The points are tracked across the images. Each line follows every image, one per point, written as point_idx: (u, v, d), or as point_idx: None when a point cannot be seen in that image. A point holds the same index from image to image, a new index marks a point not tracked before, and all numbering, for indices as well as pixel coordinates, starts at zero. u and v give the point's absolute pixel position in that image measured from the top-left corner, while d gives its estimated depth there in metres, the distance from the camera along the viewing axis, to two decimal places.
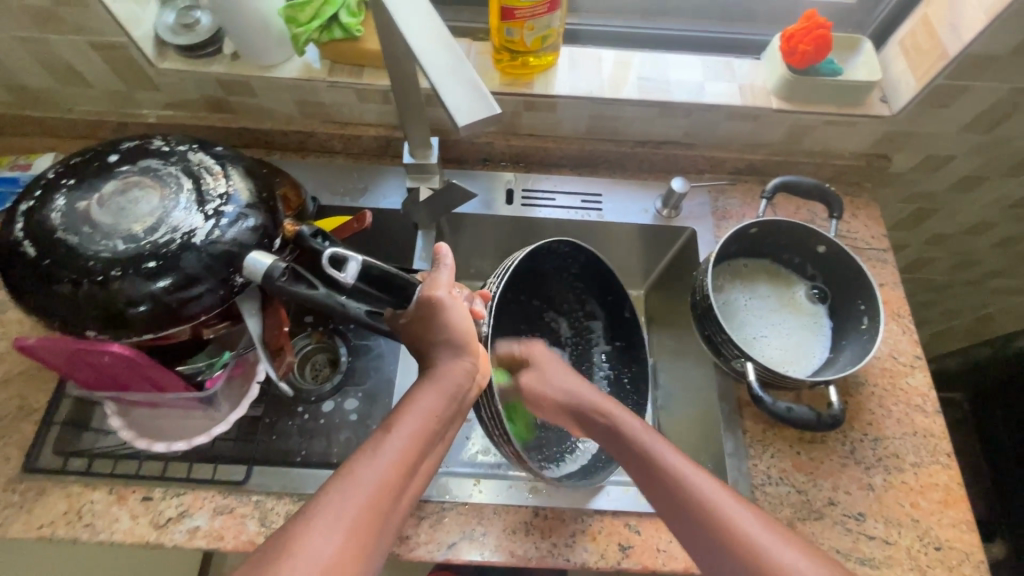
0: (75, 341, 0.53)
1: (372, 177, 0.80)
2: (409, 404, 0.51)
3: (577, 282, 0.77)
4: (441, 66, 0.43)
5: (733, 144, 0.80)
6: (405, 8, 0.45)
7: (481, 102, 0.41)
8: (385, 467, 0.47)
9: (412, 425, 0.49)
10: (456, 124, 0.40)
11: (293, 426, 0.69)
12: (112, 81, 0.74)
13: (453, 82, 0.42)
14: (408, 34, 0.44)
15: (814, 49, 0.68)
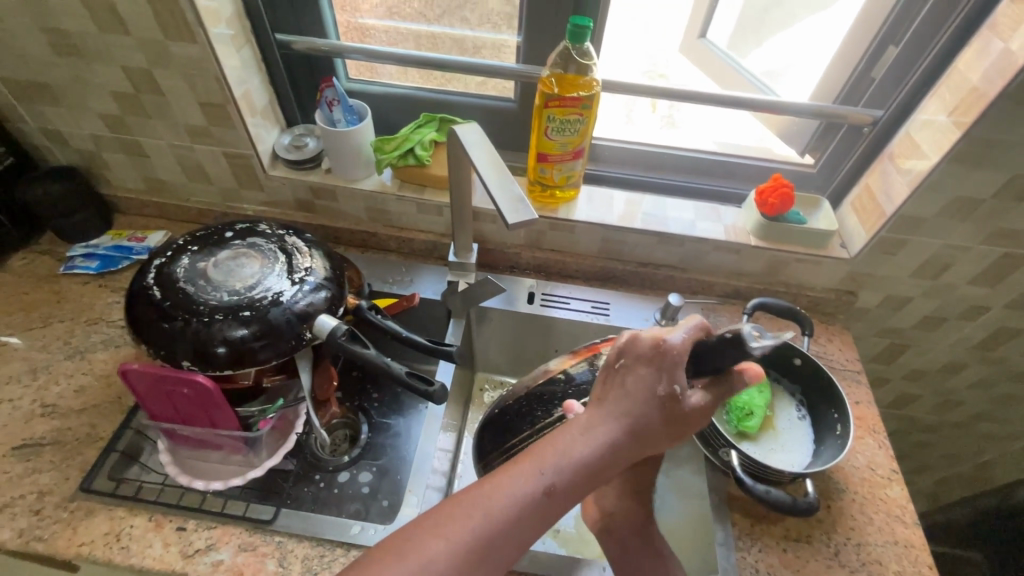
0: (168, 370, 0.65)
1: (417, 272, 0.96)
2: (562, 450, 0.51)
3: None
4: (498, 185, 0.59)
5: (723, 272, 0.95)
6: (476, 148, 0.64)
7: (523, 211, 0.56)
8: (524, 503, 0.48)
9: (560, 478, 0.49)
10: (506, 222, 0.55)
11: (307, 493, 0.75)
12: (229, 182, 0.94)
13: (507, 195, 0.58)
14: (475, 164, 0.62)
15: (781, 202, 0.86)
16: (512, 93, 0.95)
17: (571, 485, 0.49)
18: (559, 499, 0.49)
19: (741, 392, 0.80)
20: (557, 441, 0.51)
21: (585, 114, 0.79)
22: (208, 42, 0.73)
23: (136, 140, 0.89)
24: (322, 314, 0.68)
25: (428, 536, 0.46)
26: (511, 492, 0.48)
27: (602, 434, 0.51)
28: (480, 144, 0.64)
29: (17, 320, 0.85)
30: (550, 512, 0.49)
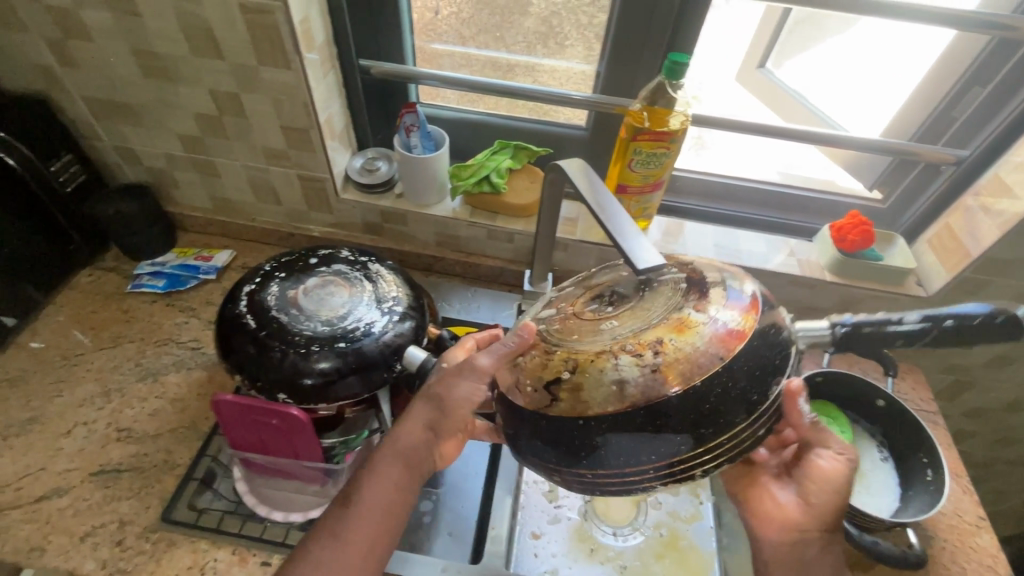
0: (255, 402, 0.64)
1: (484, 298, 0.97)
2: (369, 474, 0.55)
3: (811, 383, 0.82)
4: (620, 223, 0.56)
5: (793, 306, 0.95)
6: (586, 184, 0.62)
7: (650, 252, 0.52)
8: (349, 535, 0.53)
9: (367, 499, 0.54)
10: (637, 269, 0.50)
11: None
12: (299, 203, 0.94)
13: (629, 234, 0.54)
14: (591, 199, 0.59)
15: (861, 239, 0.85)
16: (584, 121, 0.95)
17: (377, 499, 0.54)
18: (375, 514, 0.54)
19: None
20: (362, 467, 0.56)
21: (672, 148, 0.79)
22: (301, 68, 0.73)
23: (210, 160, 0.89)
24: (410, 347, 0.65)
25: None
26: (335, 530, 0.53)
27: (399, 445, 0.56)
28: (593, 181, 0.62)
29: (89, 340, 0.85)
30: (377, 529, 0.54)
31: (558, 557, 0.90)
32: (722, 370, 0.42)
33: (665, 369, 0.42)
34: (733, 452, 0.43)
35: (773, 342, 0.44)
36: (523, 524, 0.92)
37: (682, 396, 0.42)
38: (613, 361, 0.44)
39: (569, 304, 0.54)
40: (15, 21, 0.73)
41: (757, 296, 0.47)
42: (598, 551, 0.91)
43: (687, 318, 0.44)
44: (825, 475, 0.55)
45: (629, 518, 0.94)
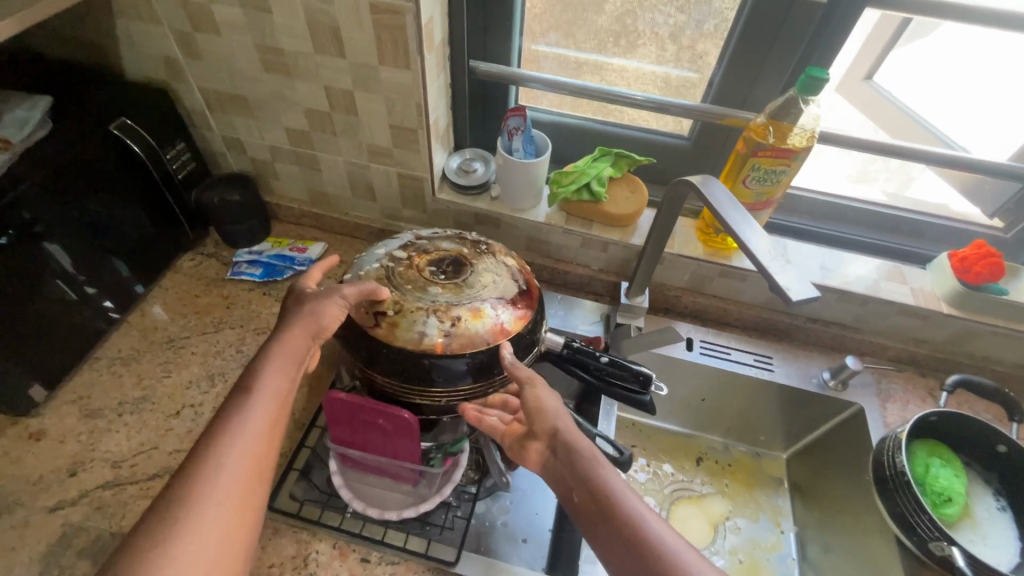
0: (367, 402, 0.65)
1: (572, 305, 0.95)
2: (266, 369, 0.52)
3: (929, 428, 0.77)
4: (766, 255, 0.55)
5: (899, 336, 0.90)
6: (723, 206, 0.60)
7: (804, 288, 0.53)
8: (261, 422, 0.49)
9: (272, 389, 0.51)
10: (788, 301, 0.52)
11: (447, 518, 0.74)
12: (394, 200, 0.94)
13: (778, 268, 0.54)
14: (731, 226, 0.58)
15: (988, 271, 0.80)
16: (686, 130, 0.92)
17: (280, 390, 0.52)
18: (279, 403, 0.51)
19: (940, 477, 0.73)
20: (251, 366, 0.52)
21: (791, 166, 0.75)
22: (420, 68, 0.73)
23: (314, 155, 0.90)
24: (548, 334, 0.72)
25: (192, 487, 0.44)
26: (246, 418, 0.49)
27: (286, 346, 0.55)
28: (729, 203, 0.61)
29: (192, 323, 0.88)
30: (276, 424, 0.51)
31: None
32: (485, 350, 0.63)
33: (454, 339, 0.62)
34: (472, 396, 0.66)
35: (523, 344, 0.67)
36: None
37: (454, 358, 0.62)
38: (424, 317, 0.62)
39: (416, 255, 0.71)
40: (150, 14, 0.76)
41: (533, 309, 0.69)
42: None
43: (483, 309, 0.64)
44: (554, 404, 0.60)
45: (706, 541, 0.92)
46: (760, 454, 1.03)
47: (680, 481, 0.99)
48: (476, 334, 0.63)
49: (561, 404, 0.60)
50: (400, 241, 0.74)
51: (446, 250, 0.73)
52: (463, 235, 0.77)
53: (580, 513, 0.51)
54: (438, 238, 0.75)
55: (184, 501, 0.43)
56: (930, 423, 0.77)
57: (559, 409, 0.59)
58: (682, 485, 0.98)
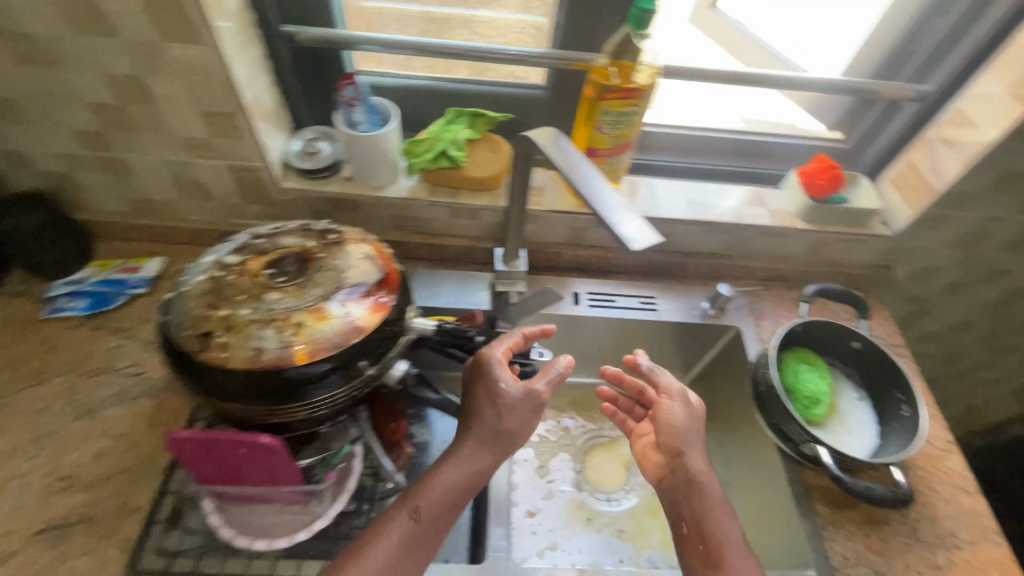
0: (216, 433, 0.57)
1: (454, 280, 0.90)
2: (428, 488, 0.61)
3: (797, 337, 0.83)
4: (607, 205, 0.53)
5: (765, 256, 0.95)
6: (565, 160, 0.57)
7: (646, 233, 0.50)
8: (402, 538, 0.58)
9: (432, 506, 0.60)
10: (629, 249, 0.48)
11: (358, 526, 0.69)
12: (233, 196, 0.83)
13: (619, 216, 0.52)
14: (573, 181, 0.55)
15: (829, 184, 0.85)
16: (542, 79, 0.88)
17: (440, 507, 0.60)
18: (432, 520, 0.60)
19: (810, 381, 0.79)
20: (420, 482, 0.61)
21: (641, 105, 0.74)
22: (215, 41, 0.62)
23: (120, 158, 0.77)
24: (419, 318, 0.68)
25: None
26: (394, 531, 0.58)
27: (460, 461, 0.63)
28: (571, 156, 0.58)
29: (6, 379, 0.74)
30: (433, 533, 0.60)
31: (556, 531, 0.90)
32: (338, 353, 0.58)
33: (297, 348, 0.56)
34: (338, 404, 0.61)
35: (385, 336, 0.62)
36: (520, 504, 0.92)
37: (301, 369, 0.56)
38: (259, 331, 0.55)
39: (251, 258, 0.63)
40: None
41: (392, 297, 0.64)
42: (595, 519, 0.92)
43: (328, 309, 0.58)
44: (688, 426, 0.68)
45: (621, 482, 0.96)
46: None
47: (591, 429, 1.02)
48: (326, 340, 0.57)
49: (694, 428, 0.68)
50: (233, 245, 0.65)
51: (290, 244, 0.65)
52: (310, 225, 0.69)
53: (685, 545, 0.62)
54: (279, 233, 0.66)
55: None
56: (797, 332, 0.83)
57: (692, 426, 0.68)
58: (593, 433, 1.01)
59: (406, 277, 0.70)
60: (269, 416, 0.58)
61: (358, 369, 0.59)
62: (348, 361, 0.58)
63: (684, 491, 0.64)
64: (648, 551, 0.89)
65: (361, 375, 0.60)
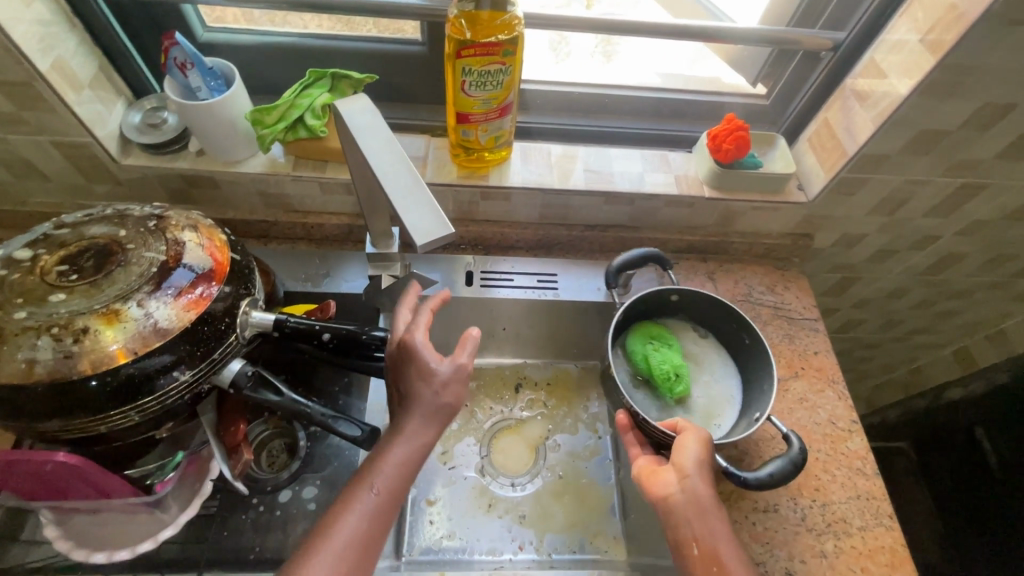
0: (7, 453, 0.52)
1: (335, 262, 0.83)
2: (382, 459, 0.56)
3: (631, 312, 0.80)
4: (403, 189, 0.45)
5: (676, 227, 0.88)
6: (367, 132, 0.48)
7: (439, 224, 0.43)
8: (368, 513, 0.53)
9: (390, 476, 0.55)
10: (416, 244, 0.42)
11: (247, 520, 0.70)
12: (71, 175, 0.75)
13: (412, 204, 0.44)
14: (369, 159, 0.47)
15: (736, 148, 0.77)
16: (419, 34, 0.78)
17: (399, 477, 0.56)
18: (394, 490, 0.55)
19: (660, 361, 0.75)
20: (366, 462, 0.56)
21: (508, 63, 0.65)
22: None
23: None
24: (254, 313, 0.60)
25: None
26: (355, 508, 0.53)
27: (404, 436, 0.57)
28: (373, 126, 0.49)
29: None
30: (389, 505, 0.55)
31: (454, 520, 0.85)
32: (133, 361, 0.51)
33: (79, 358, 0.50)
34: (153, 412, 0.55)
35: (199, 336, 0.55)
36: (417, 492, 0.87)
37: (88, 380, 0.50)
38: (34, 340, 0.49)
39: (46, 251, 0.55)
40: None
41: (214, 291, 0.57)
42: (496, 505, 0.88)
43: (121, 311, 0.52)
44: (694, 461, 0.59)
45: (526, 466, 0.92)
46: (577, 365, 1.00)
47: (500, 412, 0.96)
48: (116, 348, 0.51)
49: (703, 455, 0.60)
50: (29, 237, 0.57)
51: (99, 234, 0.58)
52: (130, 211, 0.62)
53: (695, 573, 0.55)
54: (88, 222, 0.59)
55: None
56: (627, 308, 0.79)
57: (698, 456, 0.60)
58: (502, 417, 0.96)
59: (245, 266, 0.63)
60: (66, 431, 0.53)
61: (166, 376, 0.54)
62: (149, 370, 0.52)
63: (688, 512, 0.57)
64: (550, 539, 0.85)
65: (173, 383, 0.54)
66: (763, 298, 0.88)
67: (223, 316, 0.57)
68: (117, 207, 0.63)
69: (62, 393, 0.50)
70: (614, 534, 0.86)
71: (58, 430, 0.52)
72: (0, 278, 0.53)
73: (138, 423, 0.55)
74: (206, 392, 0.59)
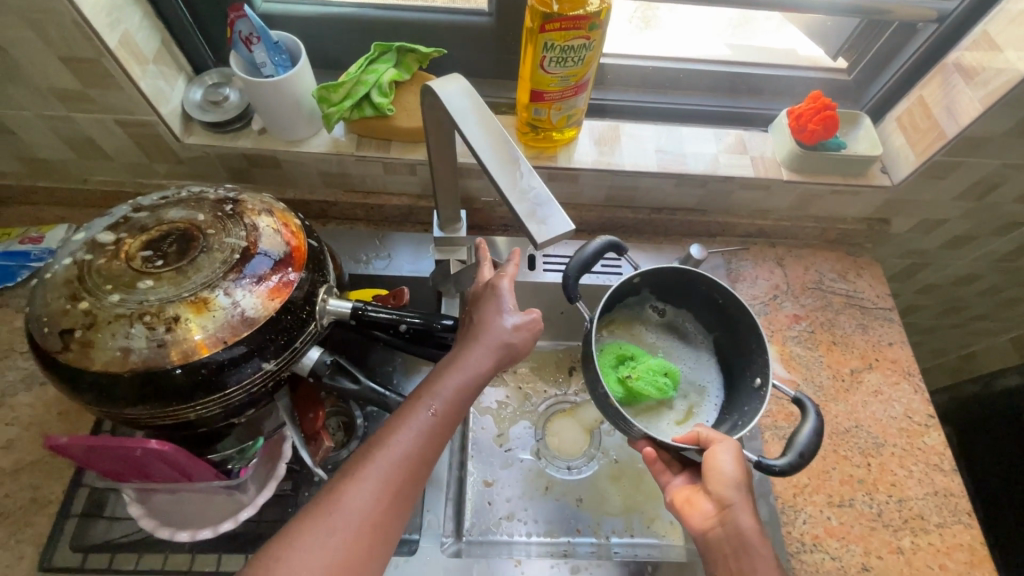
0: (102, 439, 0.52)
1: (395, 244, 0.82)
2: (444, 380, 0.54)
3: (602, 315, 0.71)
4: (513, 180, 0.43)
5: (746, 210, 0.84)
6: (467, 115, 0.46)
7: (558, 221, 0.41)
8: (424, 430, 0.51)
9: (449, 402, 0.53)
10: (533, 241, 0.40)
11: (310, 498, 0.68)
12: (134, 153, 0.73)
13: (526, 198, 0.42)
14: (474, 147, 0.44)
15: (823, 128, 0.72)
16: (486, 4, 0.74)
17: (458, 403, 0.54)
18: (449, 414, 0.53)
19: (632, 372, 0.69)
20: (427, 383, 0.54)
21: (593, 38, 0.61)
22: None
23: None
24: (332, 300, 0.59)
25: (337, 495, 0.47)
26: (412, 423, 0.52)
27: (464, 366, 0.55)
28: (473, 108, 0.46)
29: None
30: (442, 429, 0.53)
31: (513, 501, 0.86)
32: (222, 350, 0.51)
33: (172, 347, 0.49)
34: (237, 400, 0.55)
35: (283, 325, 0.54)
36: (474, 474, 0.87)
37: (180, 368, 0.49)
38: (126, 329, 0.48)
39: (127, 235, 0.54)
40: None
41: (293, 278, 0.56)
42: (552, 488, 0.87)
43: (208, 300, 0.50)
44: (728, 491, 0.55)
45: (582, 449, 0.91)
46: None
47: (554, 395, 0.96)
48: (205, 338, 0.50)
49: (736, 483, 0.55)
50: (109, 220, 0.56)
51: (177, 218, 0.56)
52: (202, 194, 0.60)
53: None
54: (164, 205, 0.57)
55: (333, 501, 0.47)
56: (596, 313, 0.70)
57: (735, 482, 0.55)
58: (556, 400, 0.95)
59: (319, 252, 0.61)
60: (156, 418, 0.53)
61: (251, 365, 0.53)
62: (236, 359, 0.52)
63: (730, 546, 0.53)
64: (609, 520, 0.85)
65: (258, 371, 0.54)
66: (835, 285, 0.84)
67: (304, 304, 0.56)
68: (189, 190, 0.61)
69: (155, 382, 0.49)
70: (671, 518, 0.85)
71: (149, 416, 0.52)
72: (85, 263, 0.51)
73: (223, 411, 0.55)
74: (286, 379, 0.58)
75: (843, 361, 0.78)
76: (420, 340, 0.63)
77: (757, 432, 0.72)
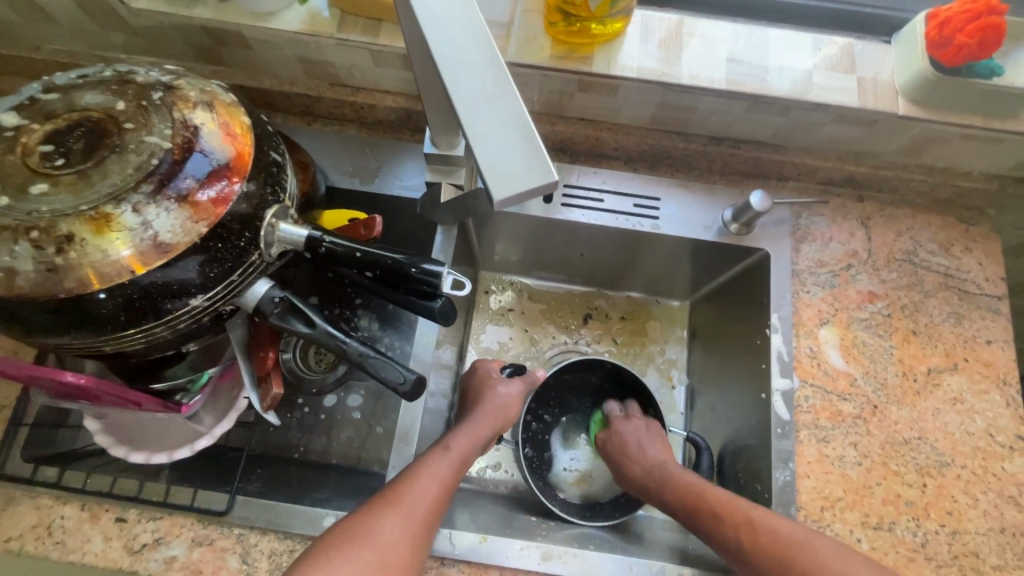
0: (18, 368, 0.46)
1: (387, 156, 0.68)
2: (463, 430, 0.59)
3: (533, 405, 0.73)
4: (476, 92, 0.29)
5: (833, 150, 0.65)
6: None
7: (533, 164, 0.29)
8: (447, 470, 0.54)
9: (464, 448, 0.57)
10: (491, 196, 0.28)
11: (292, 419, 0.65)
12: (79, 17, 0.61)
13: (488, 121, 0.29)
14: (428, 33, 0.30)
15: (978, 42, 0.51)
16: None
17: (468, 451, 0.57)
18: (462, 459, 0.56)
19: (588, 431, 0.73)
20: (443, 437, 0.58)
21: None
22: None
23: None
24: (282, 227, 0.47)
25: (371, 522, 0.48)
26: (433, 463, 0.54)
27: (471, 426, 0.60)
28: None
29: None
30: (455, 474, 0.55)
31: (501, 451, 0.73)
32: (133, 284, 0.42)
33: (67, 273, 0.40)
34: (165, 336, 0.47)
35: (211, 255, 0.44)
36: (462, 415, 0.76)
37: (81, 300, 0.41)
38: (14, 245, 0.40)
39: (31, 121, 0.44)
40: None
41: (230, 193, 0.45)
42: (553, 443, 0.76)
43: (113, 219, 0.41)
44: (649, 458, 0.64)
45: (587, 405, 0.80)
46: (656, 302, 0.81)
47: (563, 344, 0.78)
48: (108, 269, 0.41)
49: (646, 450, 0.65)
50: (14, 100, 0.46)
51: (93, 105, 0.45)
52: (130, 74, 0.48)
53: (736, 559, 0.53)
54: (81, 88, 0.46)
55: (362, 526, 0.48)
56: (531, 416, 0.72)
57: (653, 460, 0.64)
58: (565, 349, 0.78)
59: (276, 162, 0.49)
60: (70, 349, 0.46)
61: (173, 302, 0.44)
62: (151, 294, 0.43)
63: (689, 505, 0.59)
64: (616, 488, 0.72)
65: (184, 308, 0.45)
66: (932, 260, 0.66)
67: (242, 232, 0.45)
68: (118, 67, 0.49)
69: (54, 313, 0.42)
70: None
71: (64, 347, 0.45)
72: None
73: (152, 346, 0.48)
74: (228, 312, 0.50)
75: (920, 357, 0.62)
76: (391, 284, 0.50)
77: (791, 430, 0.60)
